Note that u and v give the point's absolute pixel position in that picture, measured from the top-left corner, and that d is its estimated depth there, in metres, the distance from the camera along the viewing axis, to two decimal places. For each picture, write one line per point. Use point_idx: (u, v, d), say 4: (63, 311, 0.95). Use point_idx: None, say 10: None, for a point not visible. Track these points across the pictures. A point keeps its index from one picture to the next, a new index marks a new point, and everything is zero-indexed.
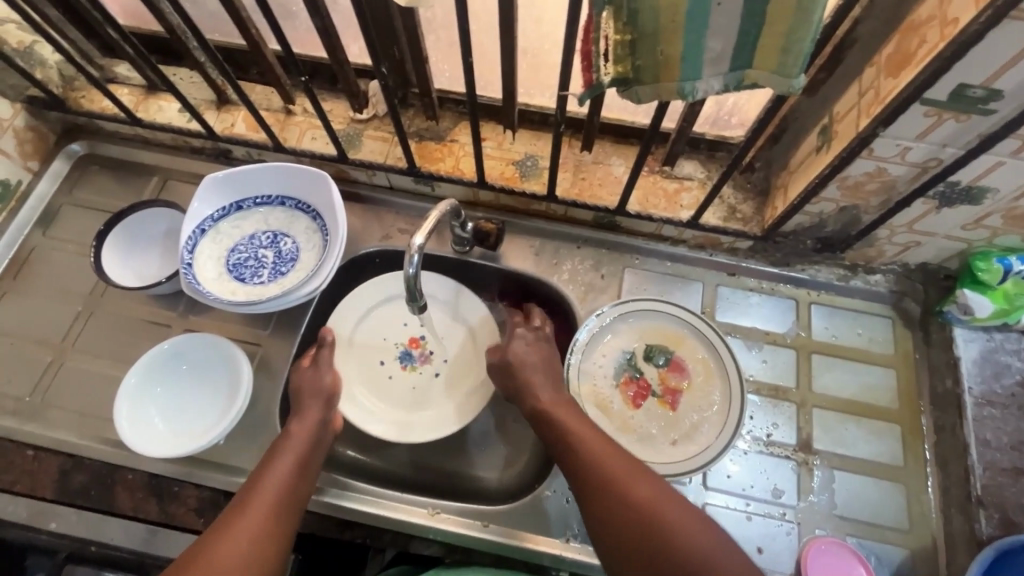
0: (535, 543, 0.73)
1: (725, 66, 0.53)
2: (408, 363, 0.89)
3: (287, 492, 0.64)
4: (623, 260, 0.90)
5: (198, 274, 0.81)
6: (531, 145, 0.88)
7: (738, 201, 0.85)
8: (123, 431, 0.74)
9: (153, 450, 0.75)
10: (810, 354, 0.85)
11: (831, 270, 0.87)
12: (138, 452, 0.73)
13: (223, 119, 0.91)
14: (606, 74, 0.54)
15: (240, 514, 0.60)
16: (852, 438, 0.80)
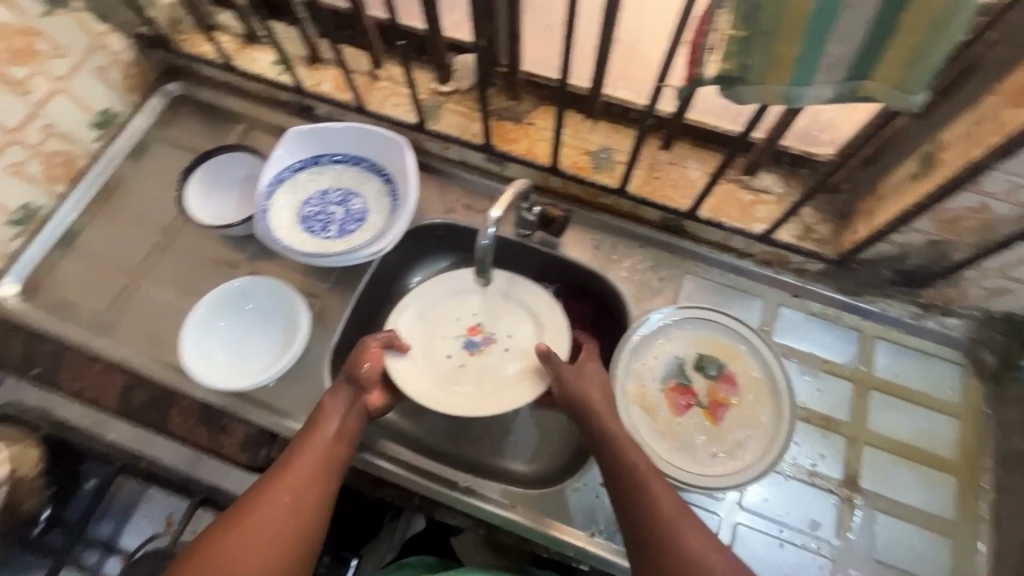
0: (560, 531, 0.73)
1: (841, 75, 0.51)
2: (474, 350, 0.85)
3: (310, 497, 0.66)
4: (684, 266, 0.89)
5: (272, 221, 0.83)
6: (608, 137, 0.87)
7: (815, 221, 0.82)
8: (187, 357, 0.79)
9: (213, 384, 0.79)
10: (868, 391, 0.81)
11: (903, 306, 0.83)
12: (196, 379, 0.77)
13: (312, 76, 0.94)
14: (709, 69, 0.53)
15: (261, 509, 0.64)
16: (902, 483, 0.77)
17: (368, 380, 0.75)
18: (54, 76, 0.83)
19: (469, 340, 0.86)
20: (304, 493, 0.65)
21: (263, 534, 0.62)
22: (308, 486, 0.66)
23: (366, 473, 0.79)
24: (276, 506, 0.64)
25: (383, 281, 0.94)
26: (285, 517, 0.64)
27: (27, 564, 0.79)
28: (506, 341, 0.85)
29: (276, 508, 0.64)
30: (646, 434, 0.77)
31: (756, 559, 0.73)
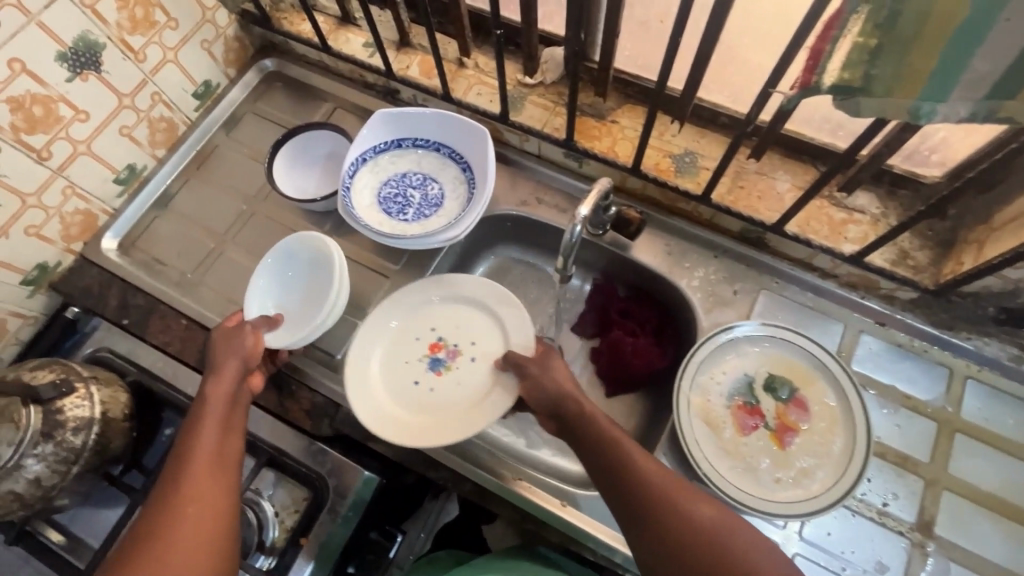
0: (609, 537, 0.72)
1: (982, 93, 0.47)
2: (440, 369, 0.82)
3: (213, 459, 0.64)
4: (760, 281, 0.85)
5: (353, 199, 0.86)
6: (694, 141, 0.85)
7: (913, 247, 0.77)
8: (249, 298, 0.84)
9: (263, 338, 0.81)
10: (953, 433, 0.76)
11: (1003, 347, 0.77)
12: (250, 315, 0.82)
13: (401, 60, 0.96)
14: (828, 77, 0.50)
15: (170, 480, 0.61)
16: (984, 536, 0.71)
17: (237, 360, 0.72)
18: (166, 46, 0.88)
19: (433, 359, 0.83)
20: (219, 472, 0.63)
21: (182, 535, 0.58)
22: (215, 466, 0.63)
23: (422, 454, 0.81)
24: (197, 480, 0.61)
25: (451, 268, 0.95)
26: (206, 508, 0.60)
27: (101, 502, 0.79)
28: (470, 350, 0.82)
29: (193, 500, 0.60)
30: (708, 451, 0.75)
31: None
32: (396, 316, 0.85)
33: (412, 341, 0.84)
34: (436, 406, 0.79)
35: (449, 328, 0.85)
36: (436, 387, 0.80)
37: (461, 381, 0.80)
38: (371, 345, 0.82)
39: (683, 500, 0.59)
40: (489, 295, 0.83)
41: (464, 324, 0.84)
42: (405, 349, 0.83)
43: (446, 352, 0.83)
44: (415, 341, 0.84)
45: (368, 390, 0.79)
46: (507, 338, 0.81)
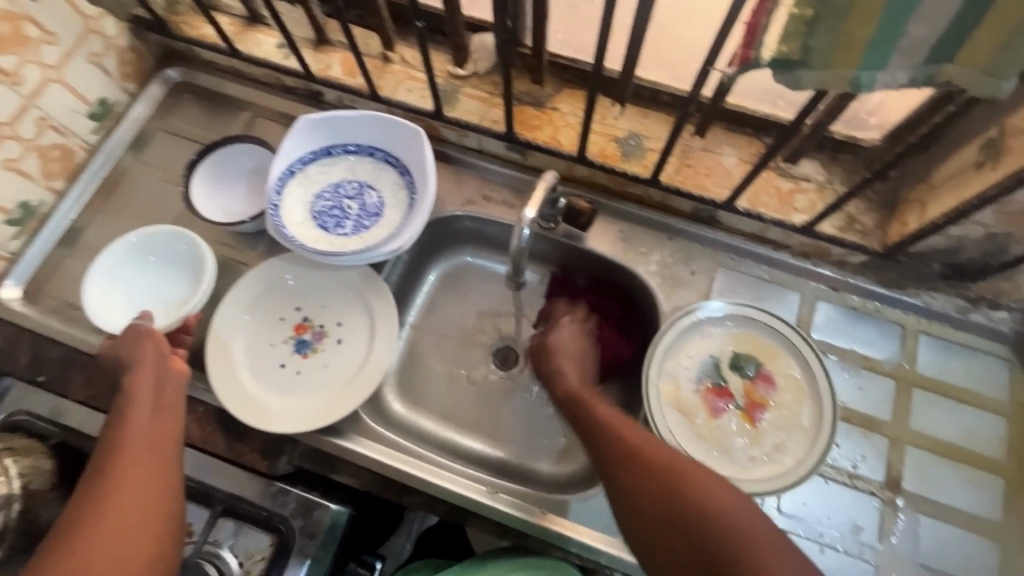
0: (592, 539, 0.71)
1: (919, 59, 0.45)
2: (306, 351, 0.80)
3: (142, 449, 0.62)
4: (717, 258, 0.84)
5: (283, 217, 0.79)
6: (637, 122, 0.82)
7: (859, 211, 0.78)
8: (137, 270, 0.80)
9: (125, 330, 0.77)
10: (911, 389, 0.78)
11: (949, 300, 0.79)
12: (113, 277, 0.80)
13: (320, 60, 0.88)
14: (766, 51, 0.48)
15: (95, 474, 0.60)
16: (947, 485, 0.74)
17: (156, 355, 0.70)
18: (46, 65, 0.78)
19: (298, 341, 0.80)
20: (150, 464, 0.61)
21: (105, 528, 0.56)
22: (144, 457, 0.61)
23: (391, 480, 0.76)
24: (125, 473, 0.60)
25: (400, 277, 0.90)
26: (132, 501, 0.59)
27: None
28: (336, 331, 0.80)
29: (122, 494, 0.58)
30: (682, 438, 0.74)
31: None
32: (253, 302, 0.81)
33: (283, 322, 0.81)
34: (299, 391, 0.77)
35: (317, 308, 0.82)
36: (306, 370, 0.78)
37: (329, 364, 0.79)
38: (240, 330, 0.79)
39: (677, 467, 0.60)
40: (356, 278, 0.81)
41: (333, 305, 0.82)
42: (274, 329, 0.81)
43: (312, 333, 0.81)
44: (285, 321, 0.81)
45: (237, 377, 0.76)
46: (375, 327, 0.79)
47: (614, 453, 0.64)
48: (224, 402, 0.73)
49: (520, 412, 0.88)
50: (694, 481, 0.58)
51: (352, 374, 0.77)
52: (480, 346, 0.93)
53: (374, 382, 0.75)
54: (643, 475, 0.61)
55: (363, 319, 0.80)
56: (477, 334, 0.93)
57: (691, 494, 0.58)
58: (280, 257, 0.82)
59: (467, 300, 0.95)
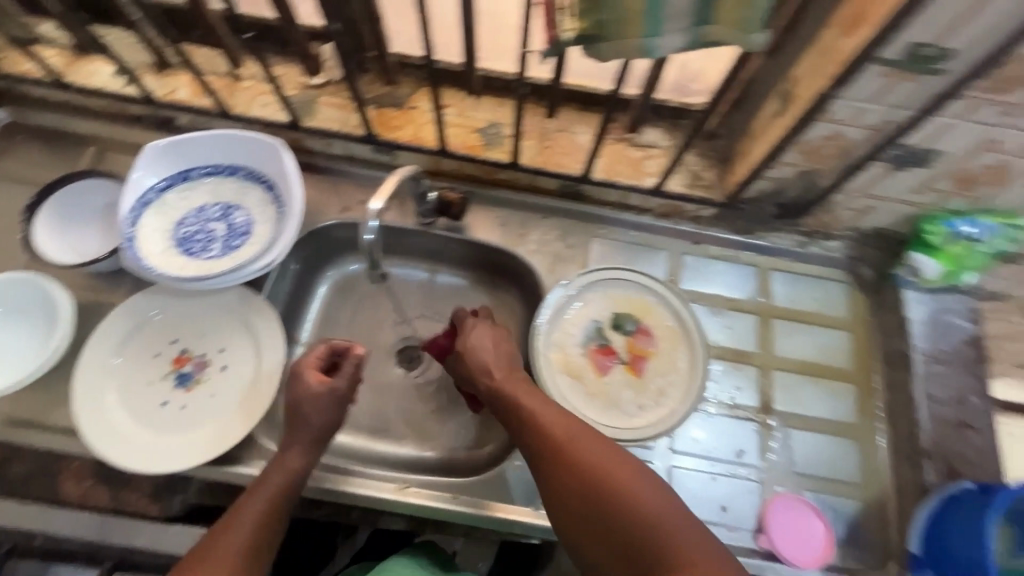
0: (506, 513, 0.73)
1: (686, 22, 0.51)
2: (189, 384, 0.76)
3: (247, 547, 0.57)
4: (589, 230, 0.90)
5: (141, 248, 0.75)
6: (494, 111, 0.86)
7: (701, 168, 0.86)
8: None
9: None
10: (771, 320, 0.87)
11: (790, 238, 0.89)
12: None
13: (164, 84, 0.85)
14: (567, 29, 0.54)
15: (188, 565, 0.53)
16: (811, 399, 0.83)
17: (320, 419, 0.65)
18: None
19: (179, 375, 0.77)
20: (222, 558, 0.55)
21: None
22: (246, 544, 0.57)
23: None
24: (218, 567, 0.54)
25: (287, 293, 0.89)
26: None
27: None
28: (221, 358, 0.78)
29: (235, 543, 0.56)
30: (577, 400, 0.78)
31: (693, 497, 0.76)
32: (121, 342, 0.76)
33: (160, 358, 0.78)
34: (186, 425, 0.73)
35: (196, 337, 0.79)
36: (190, 403, 0.75)
37: (215, 392, 0.76)
38: (111, 374, 0.75)
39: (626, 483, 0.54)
40: (235, 302, 0.79)
41: (214, 331, 0.79)
42: (151, 369, 0.77)
43: (194, 365, 0.78)
44: (162, 357, 0.78)
45: (111, 424, 0.71)
46: (262, 349, 0.77)
47: (549, 458, 0.58)
48: (101, 449, 0.69)
49: (429, 408, 0.89)
50: (633, 491, 0.53)
51: (241, 399, 0.75)
52: (381, 350, 0.92)
53: (266, 401, 0.73)
54: (579, 488, 0.55)
55: (247, 341, 0.78)
56: (377, 340, 0.93)
57: (636, 519, 0.51)
58: (149, 292, 0.78)
59: (362, 307, 0.94)
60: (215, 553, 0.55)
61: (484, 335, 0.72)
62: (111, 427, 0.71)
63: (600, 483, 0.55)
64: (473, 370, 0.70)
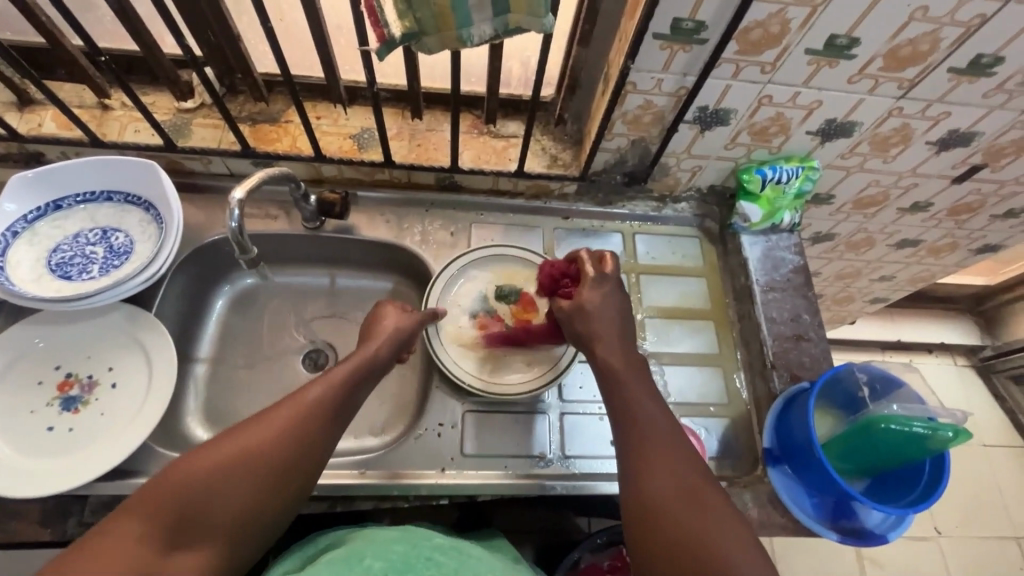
0: (411, 476, 0.78)
1: (490, 12, 0.61)
2: (76, 406, 0.76)
3: (274, 442, 0.58)
4: (470, 217, 0.98)
5: (13, 276, 0.75)
6: (365, 119, 0.94)
7: (558, 150, 0.97)
8: None
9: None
10: (638, 276, 0.98)
11: (645, 204, 1.02)
12: None
13: (28, 120, 0.86)
14: (396, 29, 0.62)
15: (225, 436, 0.58)
16: (679, 338, 0.93)
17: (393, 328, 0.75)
18: None
19: (65, 399, 0.77)
20: (253, 451, 0.57)
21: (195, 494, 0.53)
22: (274, 442, 0.58)
23: None
24: (239, 452, 0.56)
25: (179, 311, 0.90)
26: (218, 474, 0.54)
27: None
28: (109, 377, 0.78)
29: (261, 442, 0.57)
30: (467, 367, 0.85)
31: (585, 437, 0.83)
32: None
33: (43, 385, 0.77)
34: (75, 446, 0.73)
35: (81, 361, 0.79)
36: (79, 424, 0.75)
37: (105, 411, 0.76)
38: None
39: (672, 460, 0.60)
40: (121, 321, 0.80)
41: (100, 352, 0.79)
42: (33, 396, 0.76)
43: (81, 387, 0.77)
44: (45, 383, 0.77)
45: None
46: (153, 363, 0.78)
47: (634, 426, 0.63)
48: None
49: None
50: (671, 471, 0.59)
51: (134, 414, 0.75)
52: (284, 355, 0.95)
53: (158, 409, 0.74)
54: (650, 457, 0.60)
55: (138, 357, 0.79)
56: (279, 346, 0.96)
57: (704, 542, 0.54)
58: (24, 321, 0.78)
59: (261, 317, 0.97)
60: (245, 432, 0.58)
61: (603, 300, 0.73)
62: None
63: (681, 491, 0.57)
64: (595, 339, 0.71)
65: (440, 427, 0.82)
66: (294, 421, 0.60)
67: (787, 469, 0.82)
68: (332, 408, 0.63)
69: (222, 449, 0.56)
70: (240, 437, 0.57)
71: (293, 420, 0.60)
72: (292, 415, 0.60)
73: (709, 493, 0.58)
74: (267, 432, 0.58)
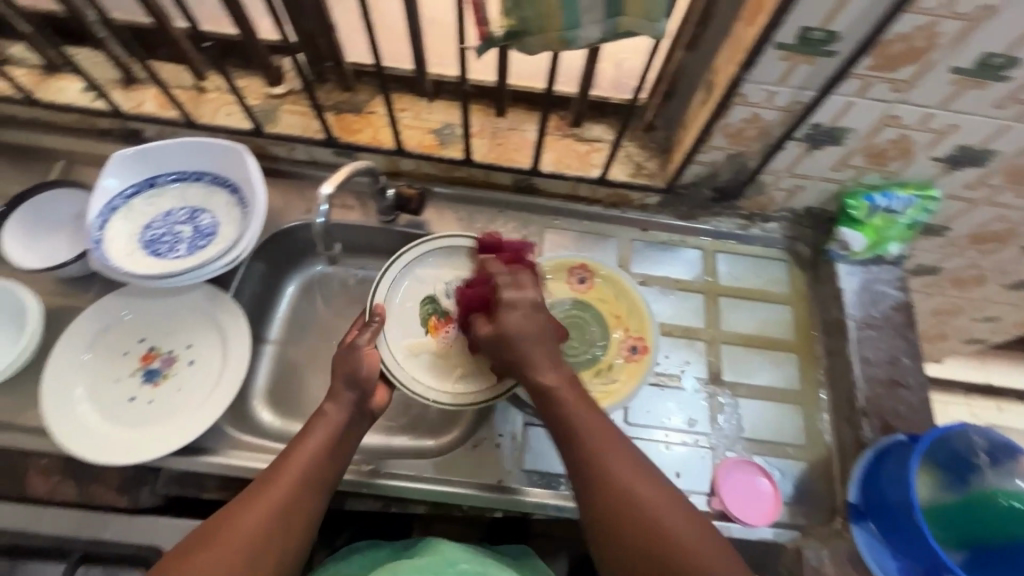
0: (466, 487, 0.76)
1: (601, 14, 0.57)
2: (157, 379, 0.79)
3: (263, 525, 0.58)
4: (543, 222, 0.95)
5: (109, 250, 0.78)
6: (448, 114, 0.92)
7: (643, 158, 0.91)
8: None
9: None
10: (717, 298, 0.92)
11: (731, 221, 0.95)
12: None
13: (131, 98, 0.90)
14: (497, 27, 0.60)
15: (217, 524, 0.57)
16: (757, 370, 0.87)
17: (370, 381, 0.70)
18: None
19: (148, 372, 0.80)
20: (251, 539, 0.57)
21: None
22: (265, 519, 0.58)
23: None
24: (232, 537, 0.56)
25: (254, 294, 0.92)
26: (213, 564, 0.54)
27: None
28: (187, 354, 0.81)
29: (256, 514, 0.58)
30: None
31: None
32: (89, 342, 0.79)
33: (129, 356, 0.80)
34: (153, 418, 0.76)
35: (163, 336, 0.82)
36: (158, 398, 0.77)
37: (182, 387, 0.78)
38: (78, 371, 0.77)
39: (630, 470, 0.60)
40: (202, 300, 0.82)
41: (181, 329, 0.82)
42: (118, 367, 0.79)
43: (162, 361, 0.80)
44: (130, 354, 0.80)
45: (78, 418, 0.74)
46: (228, 344, 0.80)
47: (589, 466, 0.61)
48: (69, 444, 0.71)
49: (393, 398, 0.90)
50: (637, 478, 0.59)
51: (207, 394, 0.77)
52: None
53: (231, 391, 0.76)
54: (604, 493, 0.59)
55: (214, 338, 0.81)
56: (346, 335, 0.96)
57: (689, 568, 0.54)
58: (116, 293, 0.81)
59: (330, 304, 0.98)
60: (233, 516, 0.58)
61: (522, 322, 0.68)
62: (79, 421, 0.73)
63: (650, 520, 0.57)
64: (523, 362, 0.68)
65: (500, 438, 0.80)
66: (278, 495, 0.60)
67: (873, 527, 0.75)
68: (319, 461, 0.64)
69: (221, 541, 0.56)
70: (231, 516, 0.58)
71: (280, 488, 0.60)
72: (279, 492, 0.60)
73: (675, 497, 0.59)
74: (253, 516, 0.58)
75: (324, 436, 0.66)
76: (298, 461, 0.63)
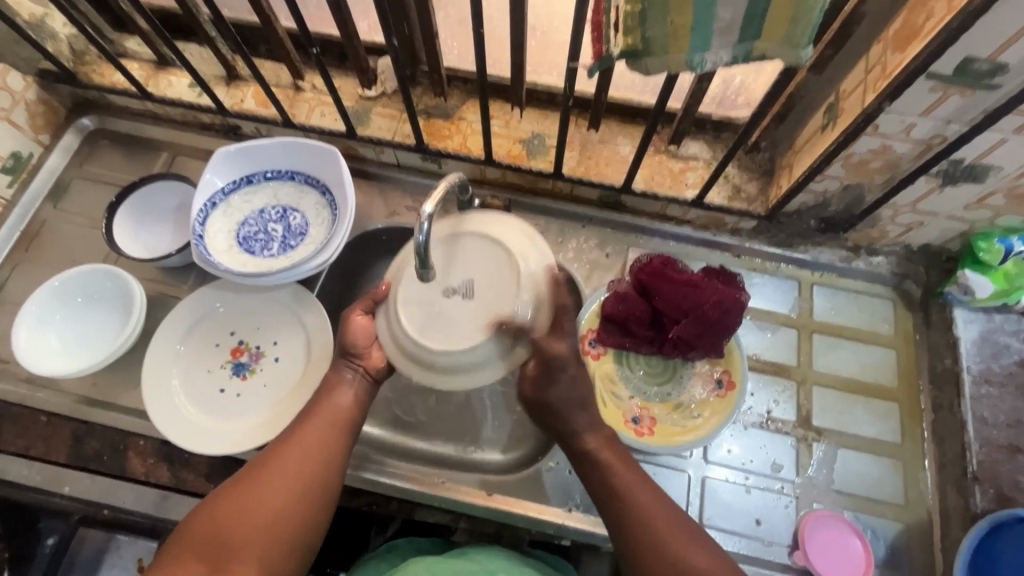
0: (536, 511, 0.75)
1: (734, 38, 0.53)
2: (243, 373, 0.82)
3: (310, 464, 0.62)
4: (628, 239, 0.91)
5: (208, 245, 0.81)
6: (538, 123, 0.89)
7: (743, 180, 0.86)
8: (81, 302, 0.82)
9: (49, 368, 0.77)
10: (811, 334, 0.86)
11: (834, 252, 0.88)
12: (69, 284, 0.81)
13: (233, 95, 0.92)
14: (615, 46, 0.55)
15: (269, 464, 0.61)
16: (852, 416, 0.81)
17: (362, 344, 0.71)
18: None
19: (236, 364, 0.83)
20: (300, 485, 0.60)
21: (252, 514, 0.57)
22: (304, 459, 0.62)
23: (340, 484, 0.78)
24: (278, 480, 0.60)
25: (335, 292, 0.93)
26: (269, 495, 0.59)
27: None
28: (273, 350, 0.83)
29: (288, 461, 0.61)
30: (623, 392, 0.82)
31: (726, 507, 0.76)
32: (185, 332, 0.82)
33: (220, 347, 0.83)
34: (240, 412, 0.79)
35: (251, 330, 0.84)
36: (245, 392, 0.80)
37: (266, 382, 0.81)
38: (175, 359, 0.81)
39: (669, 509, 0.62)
40: (289, 298, 0.84)
41: (268, 325, 0.84)
42: (209, 358, 0.82)
43: (248, 355, 0.83)
44: (221, 346, 0.83)
45: (172, 406, 0.77)
46: (310, 345, 0.81)
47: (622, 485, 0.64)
48: (166, 432, 0.74)
49: (459, 405, 0.89)
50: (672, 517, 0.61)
51: (289, 392, 0.79)
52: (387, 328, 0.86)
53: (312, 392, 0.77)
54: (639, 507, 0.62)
55: (298, 338, 0.83)
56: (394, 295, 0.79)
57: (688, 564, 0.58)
58: (213, 286, 0.84)
59: None
60: (281, 461, 0.61)
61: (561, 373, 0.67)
62: (174, 409, 0.77)
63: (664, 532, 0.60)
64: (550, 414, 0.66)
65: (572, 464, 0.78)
66: (320, 436, 0.64)
67: None
68: (307, 463, 0.62)
69: (271, 477, 0.60)
70: (268, 463, 0.61)
71: (300, 445, 0.63)
72: (316, 434, 0.64)
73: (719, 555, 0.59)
74: (290, 463, 0.61)
75: (317, 436, 0.64)
76: (285, 460, 0.61)
